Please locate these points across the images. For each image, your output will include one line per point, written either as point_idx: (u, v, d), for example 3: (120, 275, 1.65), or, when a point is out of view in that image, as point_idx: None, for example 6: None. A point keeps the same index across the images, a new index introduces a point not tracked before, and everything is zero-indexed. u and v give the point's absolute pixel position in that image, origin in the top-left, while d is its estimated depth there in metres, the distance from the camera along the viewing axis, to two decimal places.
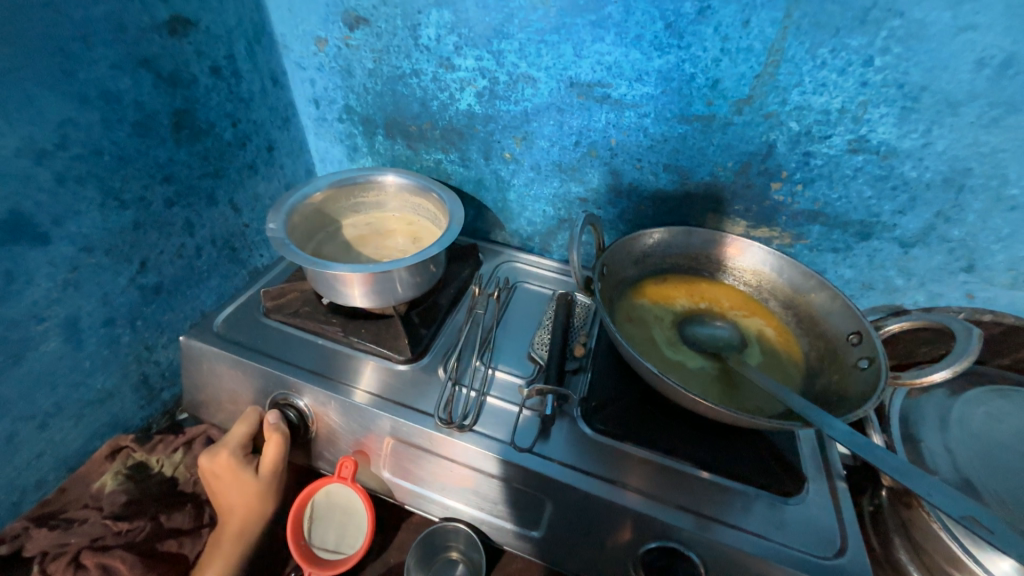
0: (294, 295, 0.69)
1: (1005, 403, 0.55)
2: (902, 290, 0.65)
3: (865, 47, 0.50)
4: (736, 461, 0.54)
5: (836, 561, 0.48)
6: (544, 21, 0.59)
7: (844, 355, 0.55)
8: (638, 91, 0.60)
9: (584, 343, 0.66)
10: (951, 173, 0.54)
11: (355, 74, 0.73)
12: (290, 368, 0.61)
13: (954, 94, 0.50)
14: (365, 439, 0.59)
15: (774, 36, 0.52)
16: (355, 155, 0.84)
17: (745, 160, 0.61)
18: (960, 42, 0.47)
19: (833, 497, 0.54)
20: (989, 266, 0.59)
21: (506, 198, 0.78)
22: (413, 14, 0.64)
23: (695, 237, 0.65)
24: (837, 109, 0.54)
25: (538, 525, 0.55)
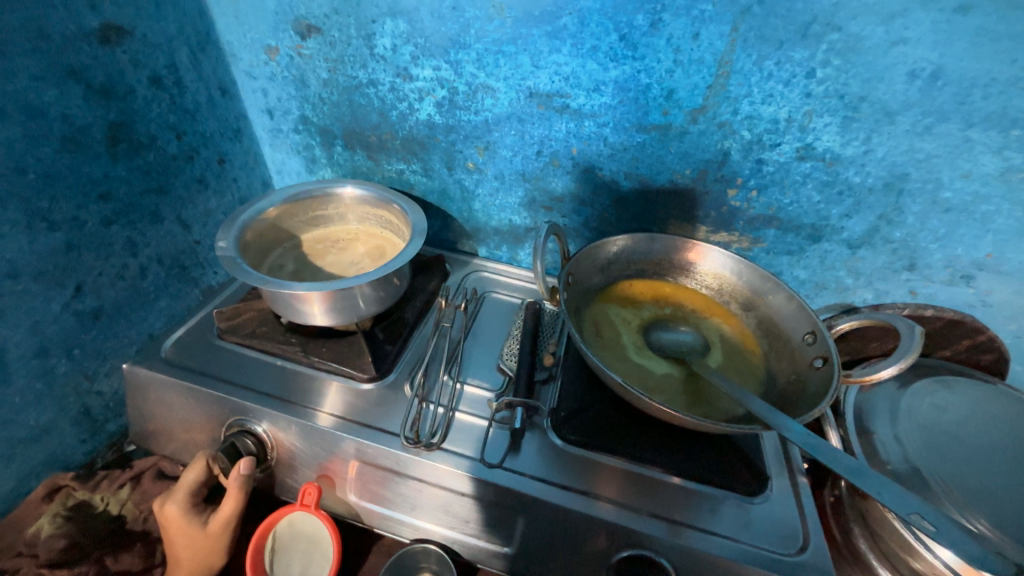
0: (251, 315, 0.66)
1: (947, 394, 0.58)
2: (852, 289, 0.68)
3: (807, 60, 0.52)
4: (703, 465, 0.55)
5: (800, 557, 0.50)
6: (499, 31, 0.59)
7: (801, 356, 0.57)
8: (596, 101, 0.61)
9: (553, 352, 0.66)
10: (891, 178, 0.57)
11: (309, 84, 0.71)
12: (246, 394, 0.58)
13: (890, 104, 0.52)
14: (330, 463, 0.56)
15: (723, 49, 0.53)
16: (314, 167, 0.81)
17: (702, 168, 0.62)
18: (893, 54, 0.49)
19: (795, 493, 0.55)
20: (929, 264, 0.62)
21: (471, 207, 0.77)
22: (366, 23, 0.63)
23: (657, 243, 0.66)
24: (785, 118, 0.56)
25: (511, 541, 0.54)
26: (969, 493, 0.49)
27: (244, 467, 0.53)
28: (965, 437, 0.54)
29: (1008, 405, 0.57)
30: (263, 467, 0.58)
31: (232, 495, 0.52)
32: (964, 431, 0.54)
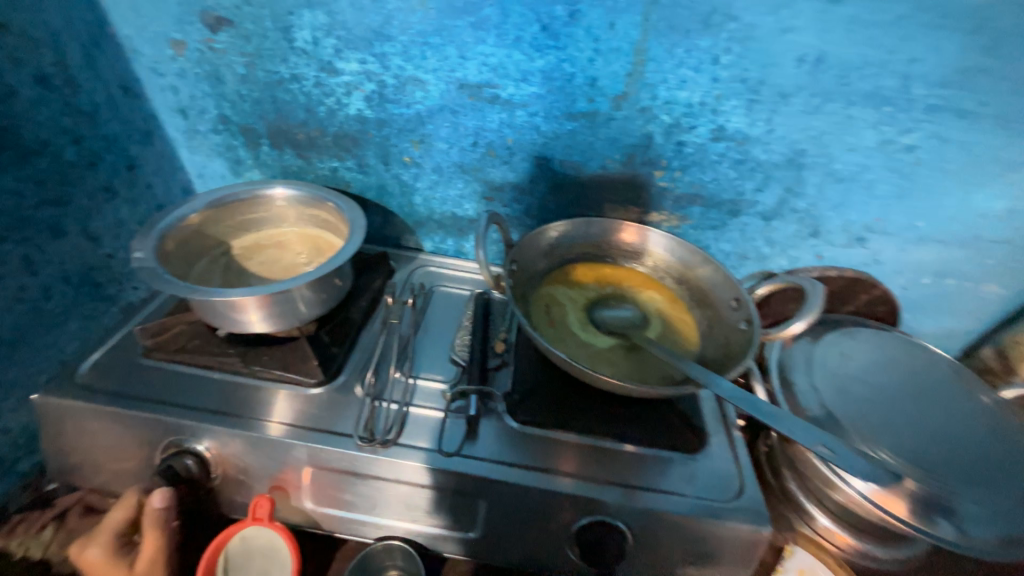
0: (180, 329, 0.62)
1: (850, 344, 0.66)
2: (770, 257, 0.74)
3: (711, 47, 0.56)
4: (648, 430, 0.59)
5: (739, 501, 0.54)
6: (424, 23, 0.59)
7: (729, 321, 0.62)
8: (525, 90, 0.62)
9: (504, 339, 0.67)
10: (792, 154, 0.63)
11: (225, 81, 0.67)
12: (181, 411, 0.55)
13: (785, 87, 0.58)
14: (281, 473, 0.54)
15: (637, 38, 0.57)
16: (239, 169, 0.77)
17: (629, 152, 0.66)
18: (783, 42, 0.55)
19: (732, 447, 0.60)
20: (830, 229, 0.69)
21: (411, 202, 0.77)
22: (283, 15, 0.61)
23: (594, 226, 0.69)
24: (698, 102, 0.60)
25: (474, 525, 0.55)
26: (870, 428, 0.57)
27: (159, 500, 0.49)
28: (866, 380, 0.62)
29: (896, 350, 0.66)
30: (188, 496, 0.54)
31: (151, 529, 0.48)
32: (865, 376, 0.62)
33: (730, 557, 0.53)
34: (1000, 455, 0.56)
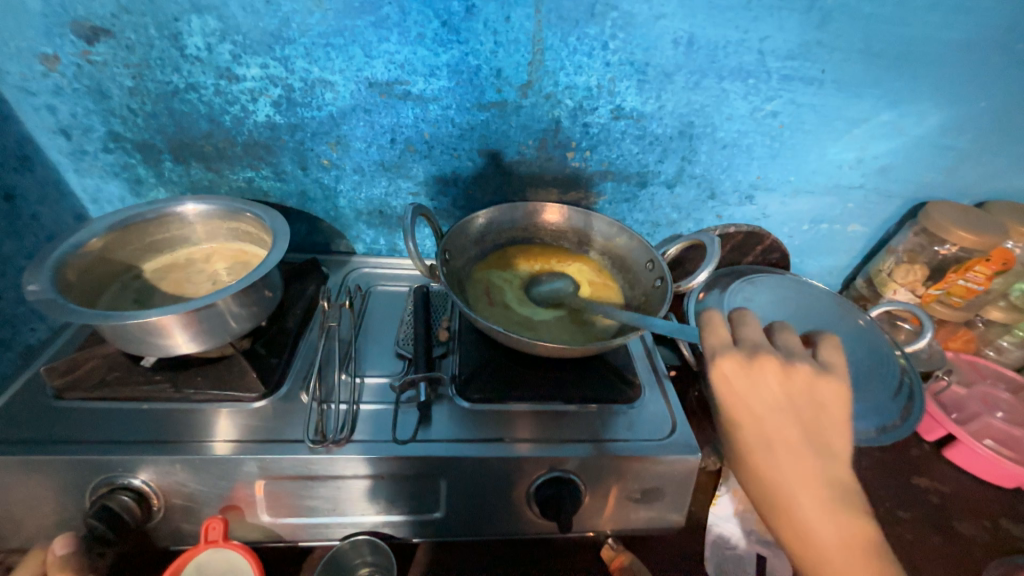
0: (94, 364, 0.58)
1: (751, 288, 0.76)
2: (679, 222, 0.83)
3: (599, 35, 0.62)
4: (588, 388, 0.64)
5: (672, 436, 0.60)
6: (323, 24, 0.59)
7: (647, 281, 0.69)
8: (434, 85, 0.64)
9: (447, 327, 0.70)
10: (682, 126, 0.70)
11: (110, 95, 0.63)
12: (108, 448, 0.51)
13: (667, 67, 0.65)
14: (232, 491, 0.53)
15: (533, 29, 0.61)
16: (141, 189, 0.72)
17: (541, 137, 0.70)
18: (659, 27, 0.62)
19: (663, 393, 0.67)
20: (723, 191, 0.79)
21: (336, 206, 0.76)
22: (168, 22, 0.58)
23: (518, 210, 0.73)
24: (595, 85, 0.66)
25: (439, 505, 0.57)
26: None
27: (61, 546, 0.49)
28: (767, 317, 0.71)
29: (787, 287, 0.77)
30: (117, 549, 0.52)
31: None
32: (765, 314, 0.72)
33: (672, 489, 0.60)
34: (874, 359, 0.67)
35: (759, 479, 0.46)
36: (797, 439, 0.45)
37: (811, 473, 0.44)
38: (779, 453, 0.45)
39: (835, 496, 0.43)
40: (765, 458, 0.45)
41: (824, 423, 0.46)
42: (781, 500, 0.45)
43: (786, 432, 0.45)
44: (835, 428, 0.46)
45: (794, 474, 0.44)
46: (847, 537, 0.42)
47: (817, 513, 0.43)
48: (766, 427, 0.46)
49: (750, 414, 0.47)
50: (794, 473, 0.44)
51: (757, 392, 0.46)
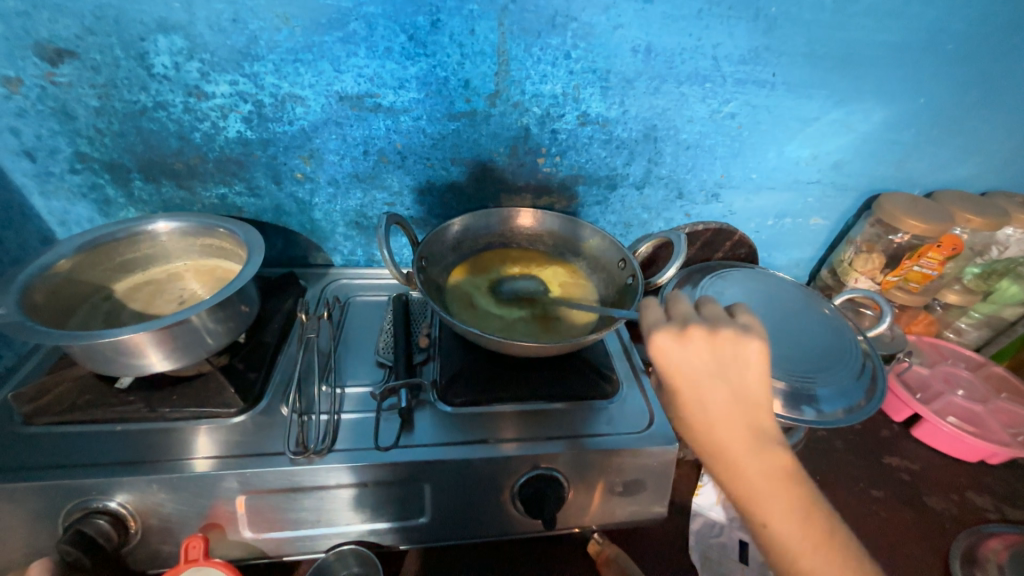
0: (65, 388, 0.57)
1: (721, 282, 0.78)
2: (649, 222, 0.85)
3: (561, 45, 0.64)
4: (568, 386, 0.65)
5: (651, 428, 0.62)
6: (291, 41, 0.60)
7: (619, 279, 0.71)
8: (404, 97, 0.66)
9: (427, 334, 0.71)
10: (647, 130, 0.73)
11: (76, 115, 0.63)
12: (81, 471, 0.50)
13: (628, 73, 0.68)
14: (213, 508, 0.52)
15: (497, 41, 0.63)
16: (110, 209, 0.71)
17: (512, 144, 0.72)
18: (618, 36, 0.64)
19: (641, 387, 0.69)
20: (690, 190, 0.82)
21: (312, 218, 0.77)
22: (134, 42, 0.59)
23: (493, 216, 0.75)
24: (561, 93, 0.68)
25: (424, 510, 0.57)
26: None
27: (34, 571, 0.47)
28: None
29: (756, 279, 0.80)
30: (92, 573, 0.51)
31: None
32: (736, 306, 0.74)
33: (654, 481, 0.61)
34: (839, 344, 0.70)
35: (695, 434, 0.47)
36: (725, 394, 0.46)
37: (740, 419, 0.46)
38: (709, 407, 0.46)
39: (760, 442, 0.45)
40: (695, 412, 0.47)
41: (746, 376, 0.46)
42: (715, 451, 0.46)
43: (710, 387, 0.46)
44: (757, 380, 0.47)
45: (719, 424, 0.46)
46: (773, 475, 0.44)
47: (746, 459, 0.45)
48: (692, 384, 0.47)
49: (677, 375, 0.47)
50: (725, 418, 0.46)
51: (684, 355, 0.47)
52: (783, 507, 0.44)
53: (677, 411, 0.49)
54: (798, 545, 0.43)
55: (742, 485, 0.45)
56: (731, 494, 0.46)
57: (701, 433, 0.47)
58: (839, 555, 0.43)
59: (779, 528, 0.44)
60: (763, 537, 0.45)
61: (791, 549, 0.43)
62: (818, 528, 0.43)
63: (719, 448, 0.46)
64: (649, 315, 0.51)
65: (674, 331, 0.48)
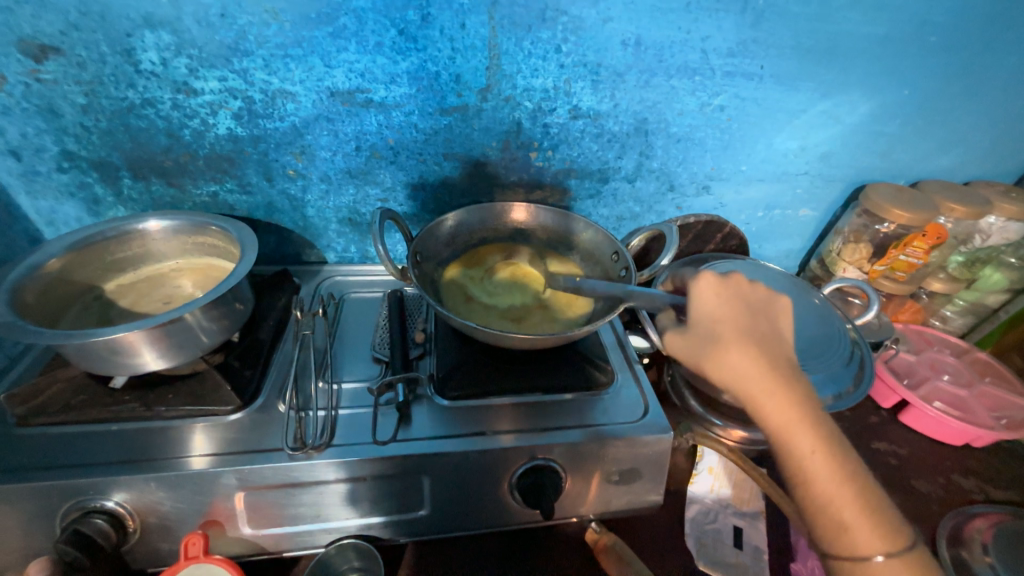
0: (58, 388, 0.57)
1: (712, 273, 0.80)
2: (641, 215, 0.86)
3: (552, 38, 0.65)
4: (563, 378, 0.66)
5: (645, 417, 0.63)
6: (280, 36, 0.60)
7: (613, 271, 0.71)
8: (396, 92, 0.66)
9: (423, 329, 0.71)
10: (637, 123, 0.74)
11: (62, 113, 0.62)
12: (77, 471, 0.50)
13: (618, 67, 0.68)
14: (211, 505, 0.52)
15: (488, 35, 0.63)
16: (99, 208, 0.71)
17: (504, 139, 0.73)
18: (608, 30, 0.65)
19: (635, 378, 0.70)
20: (681, 183, 0.83)
21: (305, 215, 0.76)
22: (121, 38, 0.58)
23: (487, 211, 0.75)
24: (552, 87, 0.69)
25: (423, 503, 0.57)
26: None
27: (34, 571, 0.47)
28: None
29: (747, 269, 0.81)
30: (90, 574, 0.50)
31: None
32: None
33: (649, 469, 0.62)
34: (828, 333, 0.72)
35: (723, 363, 0.48)
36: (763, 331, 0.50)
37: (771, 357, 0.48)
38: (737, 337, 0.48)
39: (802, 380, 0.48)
40: (729, 340, 0.48)
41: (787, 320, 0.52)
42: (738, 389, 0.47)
43: (757, 322, 0.50)
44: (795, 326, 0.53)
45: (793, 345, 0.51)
46: (817, 400, 0.47)
47: (777, 393, 0.46)
48: (739, 313, 0.51)
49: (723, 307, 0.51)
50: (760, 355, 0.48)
51: (737, 294, 0.52)
52: (808, 427, 0.45)
53: (701, 356, 0.49)
54: (819, 464, 0.44)
55: (777, 408, 0.46)
56: (759, 418, 0.47)
57: (728, 363, 0.47)
58: (852, 477, 0.44)
59: (819, 444, 0.45)
60: (789, 460, 0.46)
61: (819, 488, 0.44)
62: (843, 449, 0.45)
63: (750, 373, 0.47)
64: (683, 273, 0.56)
65: (716, 276, 0.53)
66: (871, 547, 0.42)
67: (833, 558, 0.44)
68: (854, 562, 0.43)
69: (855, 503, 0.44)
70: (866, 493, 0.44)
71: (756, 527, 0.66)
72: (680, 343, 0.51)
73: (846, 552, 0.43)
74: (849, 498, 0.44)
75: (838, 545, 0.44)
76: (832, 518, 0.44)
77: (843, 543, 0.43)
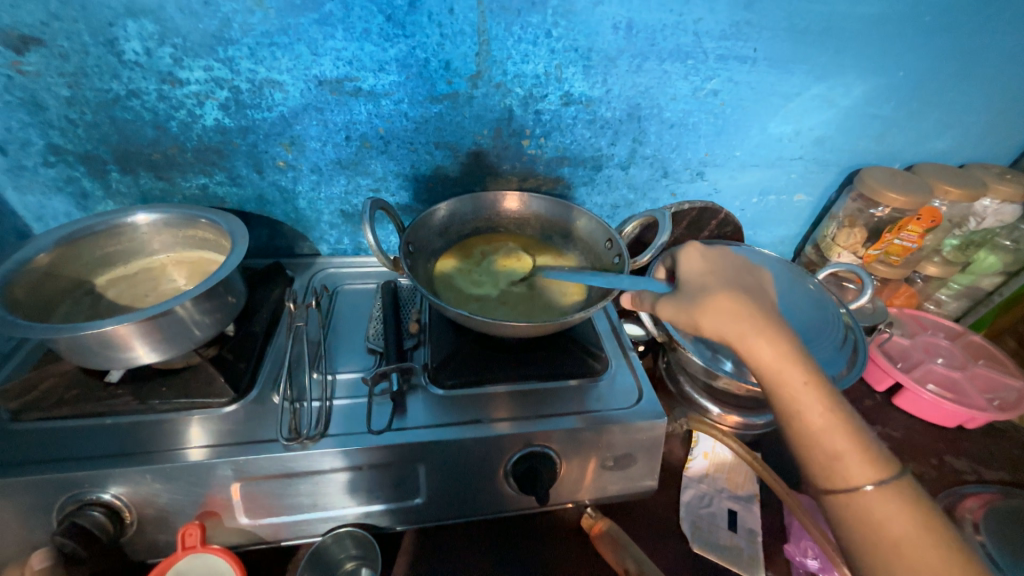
0: (51, 383, 0.57)
1: None
2: (635, 202, 0.86)
3: (542, 23, 0.64)
4: (557, 365, 0.66)
5: (639, 404, 0.63)
6: (266, 23, 0.59)
7: (606, 258, 0.71)
8: (385, 80, 0.65)
9: (417, 319, 0.71)
10: (630, 109, 0.73)
11: (47, 106, 0.61)
12: (72, 464, 0.50)
13: (610, 51, 0.67)
14: (207, 496, 0.52)
15: (477, 20, 0.62)
16: (88, 203, 0.70)
17: (495, 127, 0.72)
18: (598, 13, 0.64)
19: (629, 365, 0.70)
20: (675, 169, 0.82)
21: (297, 207, 0.76)
22: (103, 27, 0.57)
23: (479, 200, 0.75)
24: (543, 72, 0.68)
25: (419, 491, 0.58)
26: None
27: (37, 561, 0.48)
28: None
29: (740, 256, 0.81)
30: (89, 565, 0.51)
31: None
32: None
33: (643, 454, 0.62)
34: (822, 317, 0.72)
35: (715, 311, 0.51)
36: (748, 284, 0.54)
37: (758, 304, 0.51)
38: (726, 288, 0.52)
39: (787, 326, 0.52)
40: (719, 290, 0.52)
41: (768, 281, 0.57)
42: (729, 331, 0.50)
43: (742, 277, 0.55)
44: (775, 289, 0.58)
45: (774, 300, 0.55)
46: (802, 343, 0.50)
47: (765, 333, 0.49)
48: (725, 271, 0.55)
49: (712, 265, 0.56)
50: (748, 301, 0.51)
51: (723, 258, 0.58)
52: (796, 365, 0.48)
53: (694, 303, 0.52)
54: (811, 398, 0.47)
55: (767, 349, 0.48)
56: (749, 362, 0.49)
57: (722, 310, 0.50)
58: (841, 409, 0.47)
59: (809, 380, 0.47)
60: (780, 399, 0.48)
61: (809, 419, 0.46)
62: (829, 386, 0.48)
63: (741, 318, 0.49)
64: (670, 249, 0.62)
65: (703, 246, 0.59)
66: (862, 474, 0.44)
67: (828, 490, 0.45)
68: (847, 491, 0.44)
69: (843, 432, 0.46)
70: (853, 424, 0.46)
71: (751, 510, 0.67)
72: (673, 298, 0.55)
73: (840, 481, 0.45)
74: (838, 430, 0.46)
75: (830, 477, 0.45)
76: (825, 449, 0.46)
77: (837, 472, 0.45)
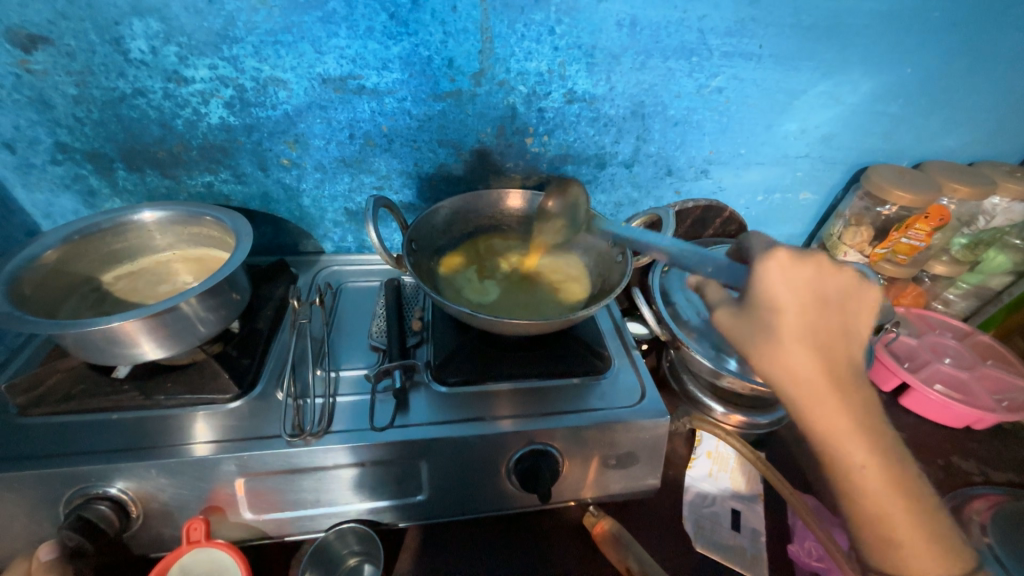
0: (59, 378, 0.58)
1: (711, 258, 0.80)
2: (639, 201, 0.85)
3: (545, 20, 0.63)
4: (560, 364, 0.66)
5: (642, 402, 0.63)
6: (269, 22, 0.59)
7: (609, 256, 0.71)
8: (388, 78, 0.65)
9: (420, 317, 0.71)
10: (634, 106, 0.73)
11: (55, 104, 0.62)
12: (79, 458, 0.51)
13: (613, 49, 0.67)
14: (212, 492, 0.53)
15: (480, 17, 0.62)
16: (96, 200, 0.71)
17: (499, 124, 0.72)
18: (602, 10, 0.64)
19: (632, 364, 0.70)
20: (680, 167, 0.82)
21: (301, 205, 0.76)
22: (109, 26, 0.57)
23: (483, 198, 0.75)
24: (547, 70, 0.68)
25: (421, 488, 0.58)
26: None
27: (46, 552, 0.48)
28: None
29: None
30: (96, 558, 0.52)
31: None
32: None
33: (646, 453, 0.62)
34: None
35: (778, 363, 0.46)
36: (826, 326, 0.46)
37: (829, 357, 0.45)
38: (798, 335, 0.46)
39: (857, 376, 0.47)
40: (792, 336, 0.45)
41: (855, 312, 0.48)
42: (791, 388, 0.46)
43: (823, 314, 0.47)
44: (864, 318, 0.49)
45: (859, 344, 0.48)
46: (870, 401, 0.46)
47: (830, 398, 0.45)
48: (812, 307, 0.46)
49: (797, 293, 0.46)
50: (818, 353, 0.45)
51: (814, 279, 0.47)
52: (859, 436, 0.45)
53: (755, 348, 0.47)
54: (873, 475, 0.45)
55: (830, 412, 0.45)
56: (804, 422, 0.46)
57: (786, 367, 0.45)
58: (903, 485, 0.45)
59: (873, 456, 0.45)
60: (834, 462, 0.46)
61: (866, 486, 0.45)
62: (892, 455, 0.45)
63: (810, 378, 0.45)
64: (755, 247, 0.51)
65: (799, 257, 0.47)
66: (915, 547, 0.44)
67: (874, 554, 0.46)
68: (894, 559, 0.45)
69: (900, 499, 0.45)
70: (913, 494, 0.45)
71: (754, 510, 0.67)
72: (731, 326, 0.48)
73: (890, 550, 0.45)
74: (893, 498, 0.45)
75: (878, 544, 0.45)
76: (878, 523, 0.45)
77: (886, 546, 0.45)
